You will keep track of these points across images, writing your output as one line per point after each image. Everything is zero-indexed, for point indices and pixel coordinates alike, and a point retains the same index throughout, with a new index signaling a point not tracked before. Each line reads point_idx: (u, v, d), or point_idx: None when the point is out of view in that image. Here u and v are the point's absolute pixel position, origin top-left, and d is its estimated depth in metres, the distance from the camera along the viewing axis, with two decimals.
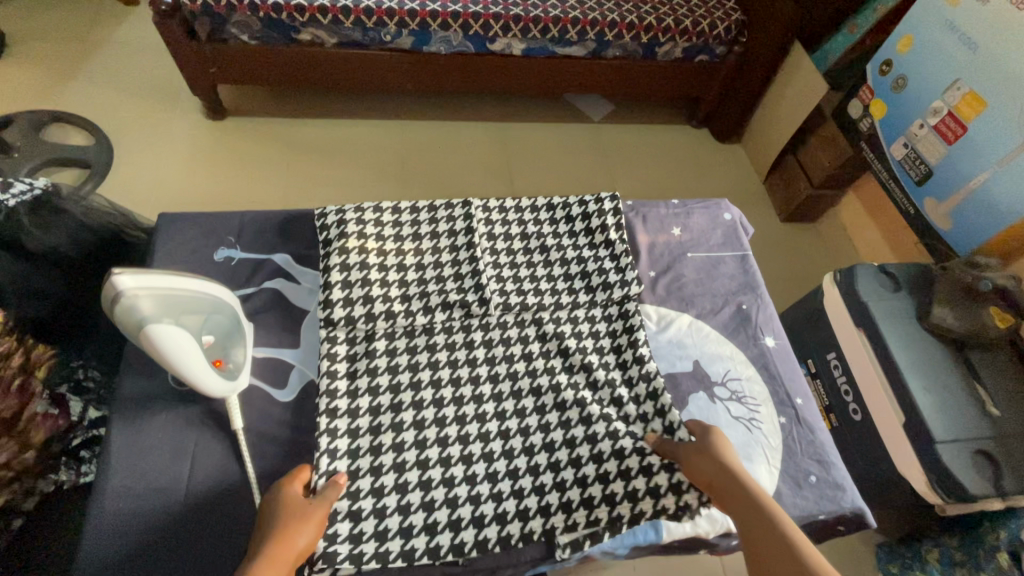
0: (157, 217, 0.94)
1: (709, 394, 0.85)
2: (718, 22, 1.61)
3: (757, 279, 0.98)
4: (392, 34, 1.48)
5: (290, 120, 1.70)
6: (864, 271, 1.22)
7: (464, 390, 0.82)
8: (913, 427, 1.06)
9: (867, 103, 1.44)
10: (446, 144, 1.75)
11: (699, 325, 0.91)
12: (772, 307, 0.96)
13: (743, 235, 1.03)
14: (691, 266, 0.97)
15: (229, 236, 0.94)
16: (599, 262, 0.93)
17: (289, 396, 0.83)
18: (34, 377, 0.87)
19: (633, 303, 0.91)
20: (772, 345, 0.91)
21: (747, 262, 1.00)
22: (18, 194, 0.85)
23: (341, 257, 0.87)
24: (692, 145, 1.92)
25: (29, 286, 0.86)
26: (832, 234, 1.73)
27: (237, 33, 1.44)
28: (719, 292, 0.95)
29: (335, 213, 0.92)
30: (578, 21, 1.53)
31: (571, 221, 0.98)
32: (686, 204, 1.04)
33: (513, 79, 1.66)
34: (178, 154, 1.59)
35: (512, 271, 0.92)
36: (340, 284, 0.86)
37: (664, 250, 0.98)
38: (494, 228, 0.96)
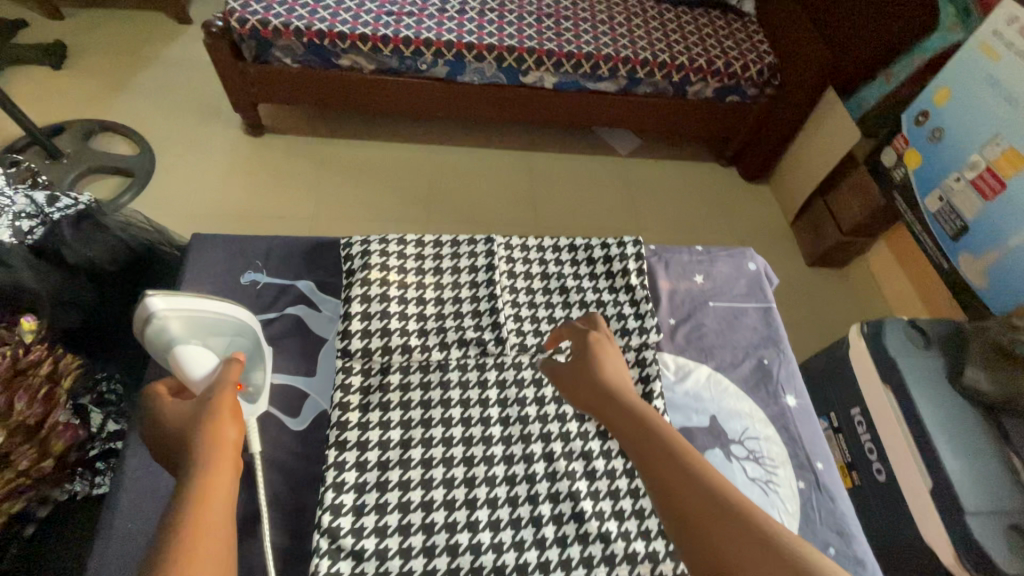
0: (191, 236, 0.97)
1: (726, 451, 0.81)
2: (750, 64, 1.62)
3: (782, 334, 0.94)
4: (428, 63, 1.53)
5: (324, 139, 1.75)
6: (893, 325, 1.18)
7: (474, 431, 0.81)
8: (939, 495, 1.01)
9: (900, 153, 1.42)
10: (473, 170, 1.78)
11: (718, 377, 0.88)
12: (795, 364, 0.92)
13: (768, 286, 0.99)
14: (712, 316, 0.94)
15: (257, 260, 0.96)
16: (618, 307, 0.91)
17: (300, 425, 0.83)
18: (59, 386, 0.84)
19: (650, 351, 0.86)
20: (793, 404, 0.87)
21: (771, 315, 0.96)
22: (63, 208, 0.94)
23: (363, 288, 0.89)
24: (718, 183, 1.91)
25: (65, 299, 0.91)
26: (859, 282, 1.70)
27: (281, 56, 1.50)
28: (740, 345, 0.91)
29: (360, 244, 0.94)
30: (610, 58, 1.56)
31: (592, 263, 0.96)
32: (710, 251, 1.01)
33: (543, 110, 1.69)
34: (215, 167, 1.65)
35: (530, 312, 0.92)
36: (360, 315, 0.87)
37: (686, 296, 0.95)
38: (515, 265, 0.96)
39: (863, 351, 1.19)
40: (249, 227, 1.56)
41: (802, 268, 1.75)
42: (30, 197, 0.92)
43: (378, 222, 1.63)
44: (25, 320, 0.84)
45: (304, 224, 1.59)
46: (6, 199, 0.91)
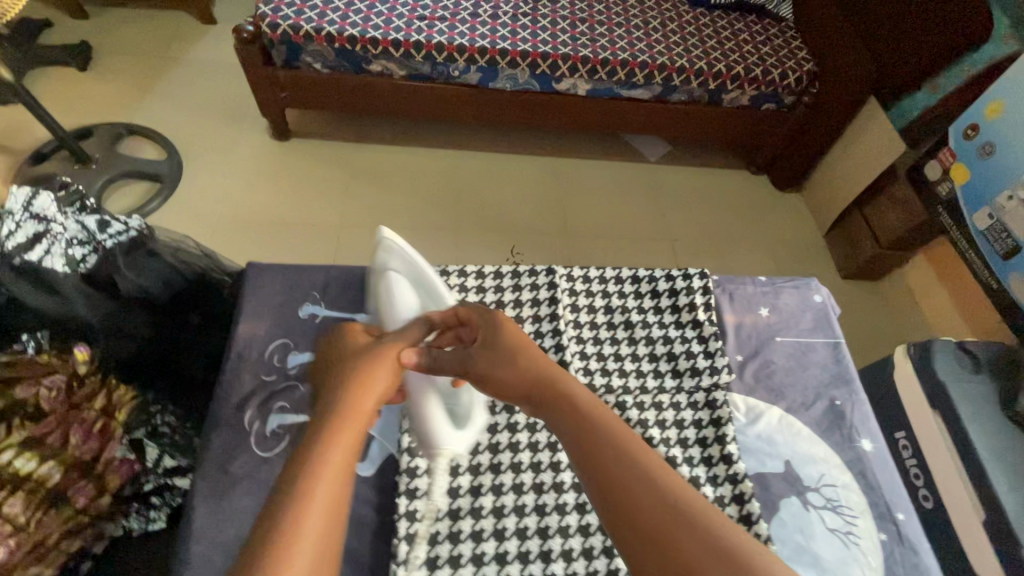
0: (247, 265, 0.94)
1: (801, 499, 0.79)
2: (789, 72, 1.58)
3: (851, 372, 0.92)
4: (460, 69, 1.50)
5: (352, 144, 1.73)
6: (942, 347, 1.15)
7: (543, 477, 0.84)
8: (995, 527, 0.98)
9: (947, 167, 1.37)
10: (501, 176, 1.74)
11: (789, 420, 0.86)
12: (867, 405, 0.89)
13: (834, 319, 0.97)
14: (780, 353, 0.91)
15: (315, 292, 0.94)
16: (687, 344, 0.90)
17: (369, 471, 0.83)
18: (114, 420, 0.87)
19: (722, 392, 0.85)
20: (869, 450, 0.84)
21: (839, 351, 0.93)
22: (115, 234, 0.90)
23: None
24: (750, 192, 1.87)
25: (120, 329, 0.91)
26: (897, 296, 1.66)
27: (312, 61, 1.47)
28: (810, 384, 0.89)
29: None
30: (646, 65, 1.52)
31: (657, 296, 0.95)
32: (774, 282, 0.99)
33: (574, 117, 1.66)
34: (243, 172, 1.63)
35: (596, 348, 0.90)
36: None
37: (751, 331, 0.93)
38: (578, 299, 0.94)
39: (911, 374, 1.16)
40: (277, 233, 1.54)
41: (838, 280, 1.71)
42: (80, 221, 0.87)
43: (406, 229, 1.60)
44: (76, 351, 0.87)
45: (332, 231, 1.56)
46: (58, 225, 0.85)
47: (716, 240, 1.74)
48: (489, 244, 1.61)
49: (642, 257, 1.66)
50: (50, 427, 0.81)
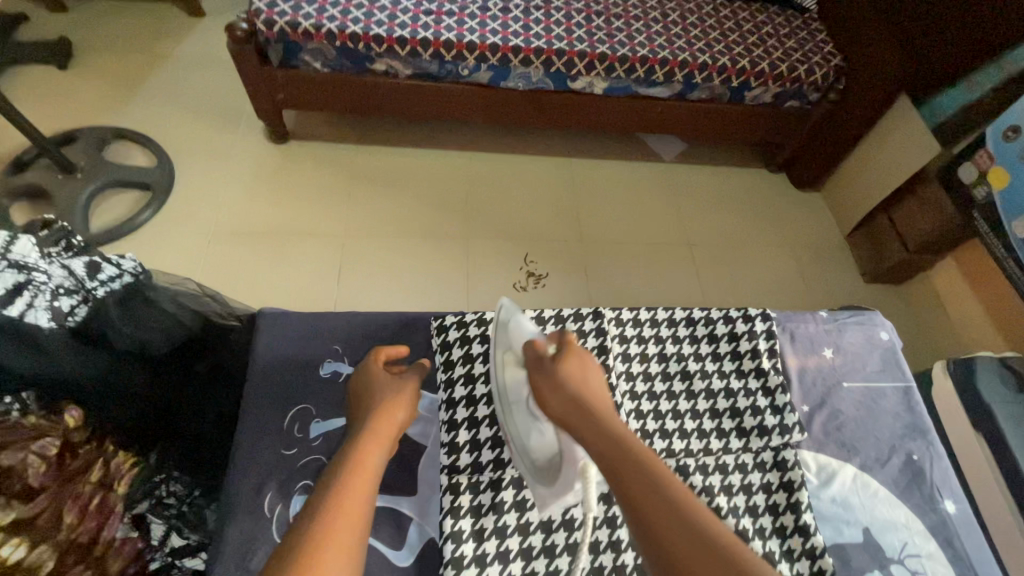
0: (258, 312, 0.91)
1: (886, 572, 0.74)
2: (815, 67, 1.49)
3: (926, 421, 0.86)
4: (470, 68, 1.41)
5: (354, 147, 1.64)
6: (984, 366, 1.10)
7: (604, 558, 0.76)
8: None
9: (983, 171, 1.30)
10: (511, 179, 1.66)
11: (865, 479, 0.80)
12: (947, 459, 0.83)
13: (904, 360, 0.91)
14: (849, 403, 0.86)
15: (334, 344, 0.90)
16: (751, 398, 0.84)
17: (408, 559, 0.76)
18: (113, 493, 0.78)
19: (791, 452, 0.80)
20: (953, 512, 0.79)
21: (911, 396, 0.88)
22: (106, 283, 0.81)
23: (467, 387, 0.85)
24: (769, 192, 1.79)
25: (113, 387, 0.85)
26: (923, 302, 1.60)
27: (310, 60, 1.38)
28: (883, 438, 0.83)
29: (457, 327, 0.89)
30: (666, 62, 1.43)
31: (715, 341, 0.88)
32: (837, 318, 0.93)
33: (588, 116, 1.57)
34: (237, 178, 1.54)
35: (651, 404, 0.82)
36: (466, 423, 0.83)
37: (816, 377, 0.87)
38: (629, 346, 0.86)
39: (951, 392, 1.10)
40: (276, 243, 1.46)
41: (860, 285, 1.65)
42: (67, 267, 0.77)
43: (412, 236, 1.52)
44: (68, 416, 0.80)
45: (334, 240, 1.48)
46: (41, 273, 0.75)
47: (734, 244, 1.67)
48: (499, 251, 1.53)
49: (659, 263, 1.59)
50: (43, 505, 0.70)
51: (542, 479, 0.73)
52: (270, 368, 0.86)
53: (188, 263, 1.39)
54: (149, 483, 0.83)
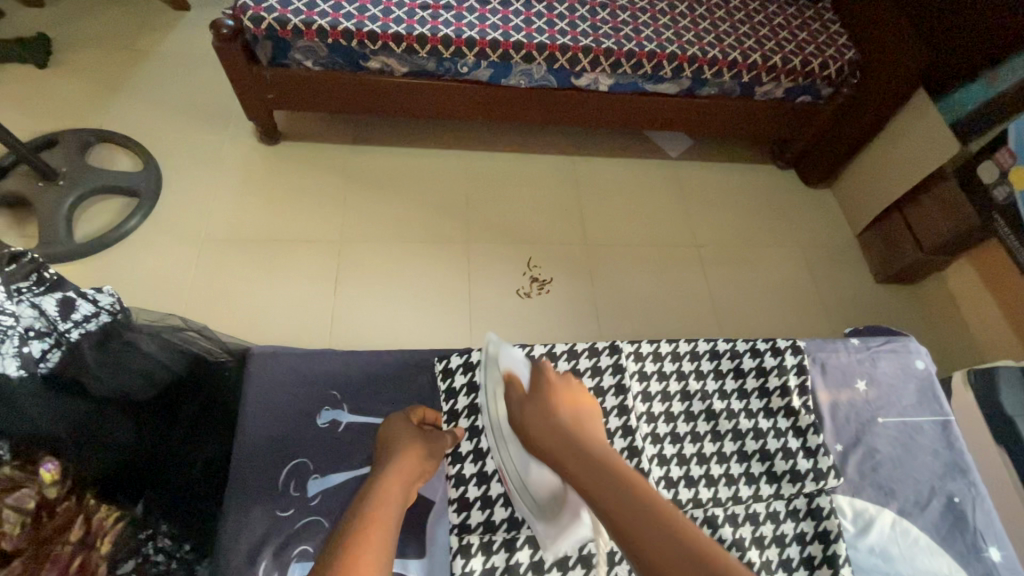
0: (252, 351, 0.86)
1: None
2: (829, 61, 1.43)
3: (967, 458, 0.82)
4: (469, 65, 1.34)
5: (348, 148, 1.57)
6: (1007, 377, 1.06)
7: None
8: None
9: (1004, 169, 1.26)
10: (512, 180, 1.60)
11: (904, 526, 0.77)
12: (990, 501, 0.80)
13: (940, 389, 0.87)
14: (884, 440, 0.82)
15: (332, 391, 0.86)
16: (782, 439, 0.81)
17: None
18: (96, 551, 0.74)
19: (827, 499, 0.77)
20: (998, 559, 0.76)
21: (949, 430, 0.84)
22: (82, 323, 0.84)
23: (473, 441, 0.81)
24: (779, 191, 1.74)
25: (95, 438, 0.85)
26: (937, 304, 1.56)
27: (302, 58, 1.31)
28: (922, 480, 0.80)
29: (463, 371, 0.85)
30: (675, 57, 1.37)
31: (741, 375, 0.84)
32: (869, 346, 0.88)
33: (592, 113, 1.51)
34: (228, 183, 1.48)
35: (674, 448, 0.79)
36: (476, 478, 0.79)
37: (849, 414, 0.83)
38: (649, 384, 0.82)
39: (972, 405, 1.06)
40: (270, 251, 1.40)
41: (872, 286, 1.61)
42: (38, 309, 0.79)
43: (411, 242, 1.46)
44: (43, 470, 0.77)
45: (329, 246, 1.43)
46: (13, 316, 0.76)
47: (743, 245, 1.62)
48: (501, 256, 1.48)
49: (667, 266, 1.54)
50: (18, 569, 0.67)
51: (546, 515, 0.69)
52: (270, 416, 0.82)
53: (178, 274, 1.34)
54: (135, 540, 0.80)
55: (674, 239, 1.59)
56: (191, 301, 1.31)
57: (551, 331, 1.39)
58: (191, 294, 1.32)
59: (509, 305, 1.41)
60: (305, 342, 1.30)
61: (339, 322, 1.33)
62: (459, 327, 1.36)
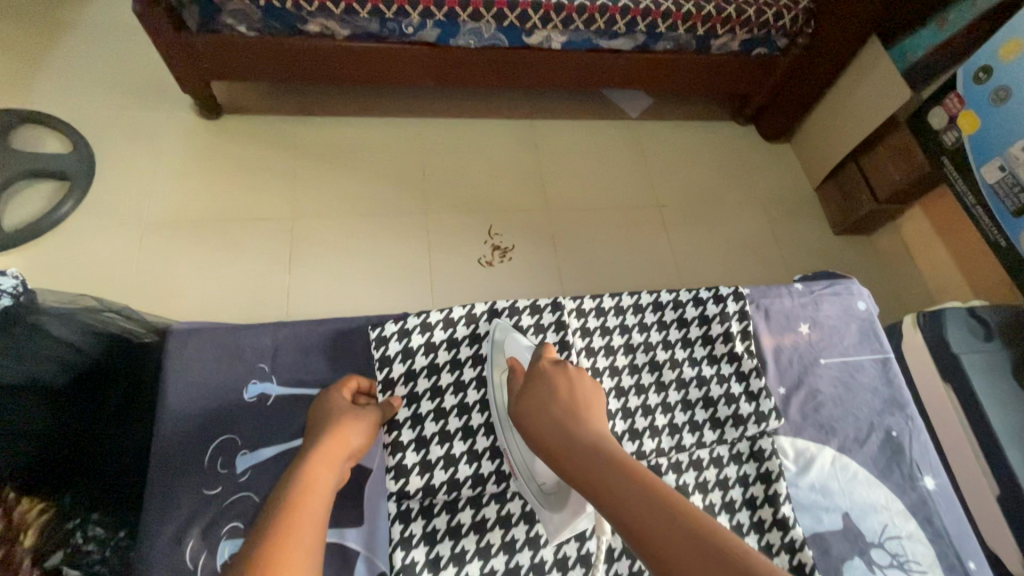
0: (170, 332, 0.81)
1: (866, 560, 0.74)
2: (784, 10, 1.40)
3: (904, 394, 0.84)
4: (414, 25, 1.28)
5: (295, 119, 1.50)
6: (953, 316, 1.08)
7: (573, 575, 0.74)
8: (1011, 505, 0.95)
9: (953, 115, 1.27)
10: (469, 146, 1.56)
11: (844, 462, 0.79)
12: (925, 433, 0.83)
13: (880, 329, 0.89)
14: (826, 380, 0.84)
15: (263, 364, 0.83)
16: (725, 385, 0.81)
17: None
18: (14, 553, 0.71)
19: (769, 440, 0.79)
20: (932, 489, 0.79)
21: (889, 368, 0.86)
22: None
23: (410, 407, 0.78)
24: (739, 147, 1.73)
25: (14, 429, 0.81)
26: (890, 251, 1.60)
27: (233, 23, 1.23)
28: (862, 416, 0.82)
29: (398, 338, 0.81)
30: (628, 10, 1.33)
31: (685, 325, 0.84)
32: (814, 290, 0.89)
33: (547, 73, 1.46)
34: (168, 162, 1.40)
35: (619, 401, 0.79)
36: (413, 444, 0.77)
37: (793, 356, 0.85)
38: (592, 339, 0.82)
39: (921, 344, 1.09)
40: (217, 230, 1.34)
41: (830, 238, 1.63)
42: None
43: (365, 214, 1.41)
44: None
45: (280, 223, 1.37)
46: None
47: (704, 202, 1.62)
48: (460, 225, 1.45)
49: (628, 228, 1.53)
50: None
51: (549, 504, 0.71)
52: (192, 398, 0.79)
53: (119, 259, 1.28)
54: (63, 531, 0.81)
55: (634, 199, 1.58)
56: (137, 287, 1.26)
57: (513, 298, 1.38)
58: (135, 279, 1.26)
59: (469, 274, 1.39)
60: (260, 322, 1.26)
61: (295, 300, 1.29)
62: (419, 299, 1.34)
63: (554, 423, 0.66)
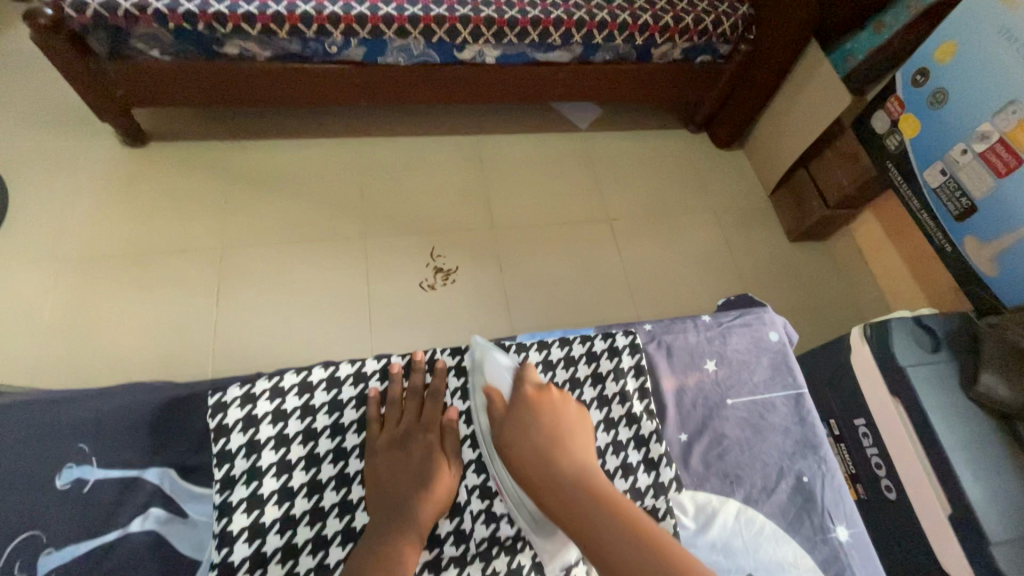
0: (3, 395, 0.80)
1: None
2: (723, 17, 1.37)
3: (819, 432, 0.74)
4: (338, 44, 1.23)
5: (227, 144, 1.44)
6: (899, 327, 1.05)
7: None
8: (963, 525, 0.91)
9: (895, 119, 1.23)
10: (410, 165, 1.51)
11: (749, 513, 0.68)
12: (839, 476, 0.72)
13: (794, 362, 0.80)
14: (732, 423, 0.74)
15: (82, 442, 0.78)
16: (621, 453, 0.69)
17: None
18: None
19: (665, 499, 0.67)
20: (846, 540, 0.68)
21: (802, 405, 0.76)
22: None
23: (248, 486, 0.63)
24: (691, 155, 1.70)
25: None
26: (846, 256, 1.57)
27: (145, 48, 1.17)
28: (770, 459, 0.72)
29: (241, 405, 0.66)
30: (561, 22, 1.29)
31: (578, 384, 0.73)
32: (720, 322, 0.80)
33: (484, 88, 1.42)
34: (87, 194, 1.33)
35: None
36: (246, 534, 0.61)
37: (696, 399, 0.75)
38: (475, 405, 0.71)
39: (869, 358, 1.05)
40: (142, 263, 1.28)
41: (785, 245, 1.60)
42: None
43: (299, 240, 1.36)
44: None
45: (210, 254, 1.31)
46: None
47: (656, 213, 1.58)
48: (401, 247, 1.39)
49: (577, 244, 1.49)
50: None
51: (542, 531, 0.61)
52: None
53: (34, 299, 1.20)
54: None
55: (583, 214, 1.53)
56: (51, 328, 1.18)
57: (456, 322, 1.32)
58: (50, 320, 1.19)
59: (410, 299, 1.33)
60: (183, 358, 1.19)
61: (224, 335, 1.23)
62: (357, 328, 1.28)
63: (537, 459, 0.59)
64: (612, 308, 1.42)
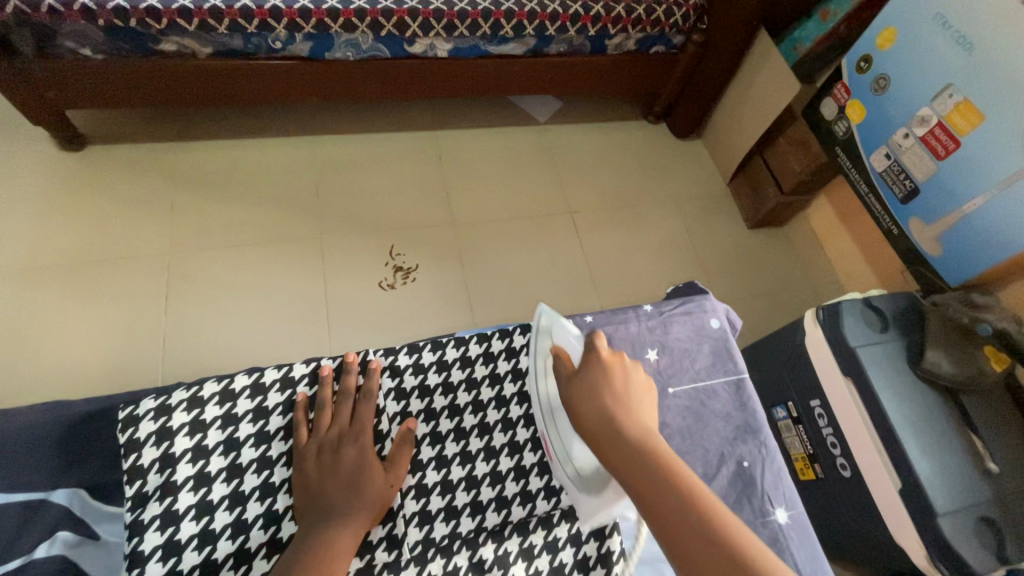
0: None
1: None
2: (674, 7, 1.37)
3: (759, 418, 0.75)
4: (282, 40, 1.19)
5: (172, 146, 1.39)
6: (849, 307, 1.07)
7: None
8: (913, 499, 0.93)
9: (843, 105, 1.26)
10: (366, 163, 1.47)
11: None
12: (779, 460, 0.73)
13: (736, 347, 0.80)
14: (673, 412, 0.74)
15: None
16: None
17: None
18: None
19: None
20: (785, 522, 0.69)
21: (743, 391, 0.77)
22: None
23: (162, 502, 0.60)
24: (650, 146, 1.71)
25: None
26: (801, 242, 1.61)
27: (75, 46, 1.11)
28: (711, 446, 0.72)
29: (154, 418, 0.63)
30: (512, 14, 1.27)
31: (518, 379, 0.73)
32: (662, 311, 0.80)
33: (438, 83, 1.40)
34: (19, 203, 1.26)
35: (439, 475, 0.66)
36: (160, 553, 0.58)
37: None
38: (410, 403, 0.70)
39: (822, 340, 1.08)
40: (83, 274, 1.22)
41: (743, 233, 1.63)
42: None
43: (253, 244, 1.31)
44: None
45: (157, 261, 1.26)
46: None
47: (617, 205, 1.59)
48: (359, 248, 1.36)
49: (539, 238, 1.48)
50: None
51: (587, 488, 0.62)
52: None
53: None
54: None
55: (545, 207, 1.53)
56: None
57: (417, 323, 1.30)
58: None
59: (369, 300, 1.31)
60: (129, 371, 1.14)
61: (174, 345, 1.18)
62: (316, 332, 1.25)
63: (600, 415, 0.58)
64: (575, 301, 1.42)
